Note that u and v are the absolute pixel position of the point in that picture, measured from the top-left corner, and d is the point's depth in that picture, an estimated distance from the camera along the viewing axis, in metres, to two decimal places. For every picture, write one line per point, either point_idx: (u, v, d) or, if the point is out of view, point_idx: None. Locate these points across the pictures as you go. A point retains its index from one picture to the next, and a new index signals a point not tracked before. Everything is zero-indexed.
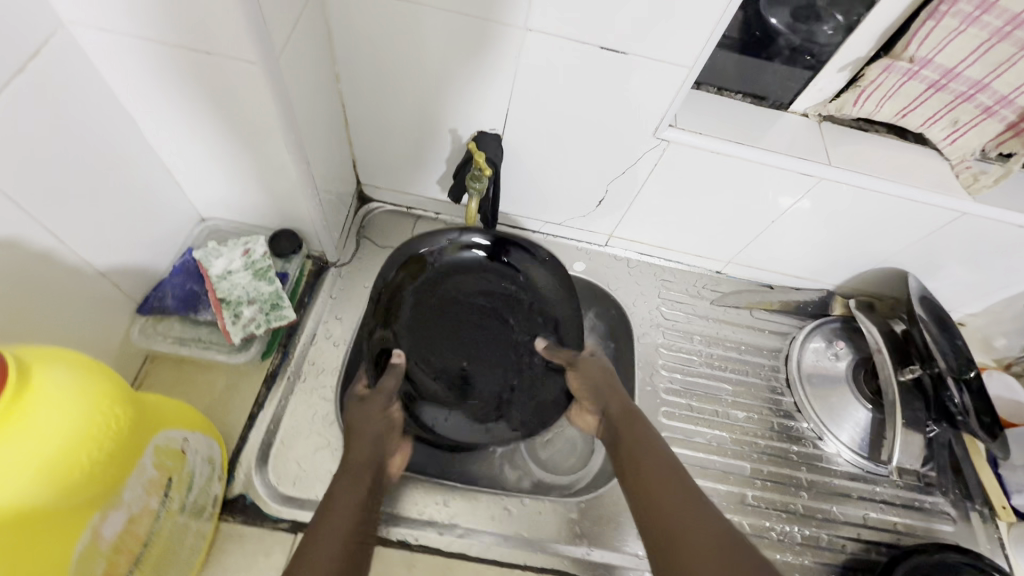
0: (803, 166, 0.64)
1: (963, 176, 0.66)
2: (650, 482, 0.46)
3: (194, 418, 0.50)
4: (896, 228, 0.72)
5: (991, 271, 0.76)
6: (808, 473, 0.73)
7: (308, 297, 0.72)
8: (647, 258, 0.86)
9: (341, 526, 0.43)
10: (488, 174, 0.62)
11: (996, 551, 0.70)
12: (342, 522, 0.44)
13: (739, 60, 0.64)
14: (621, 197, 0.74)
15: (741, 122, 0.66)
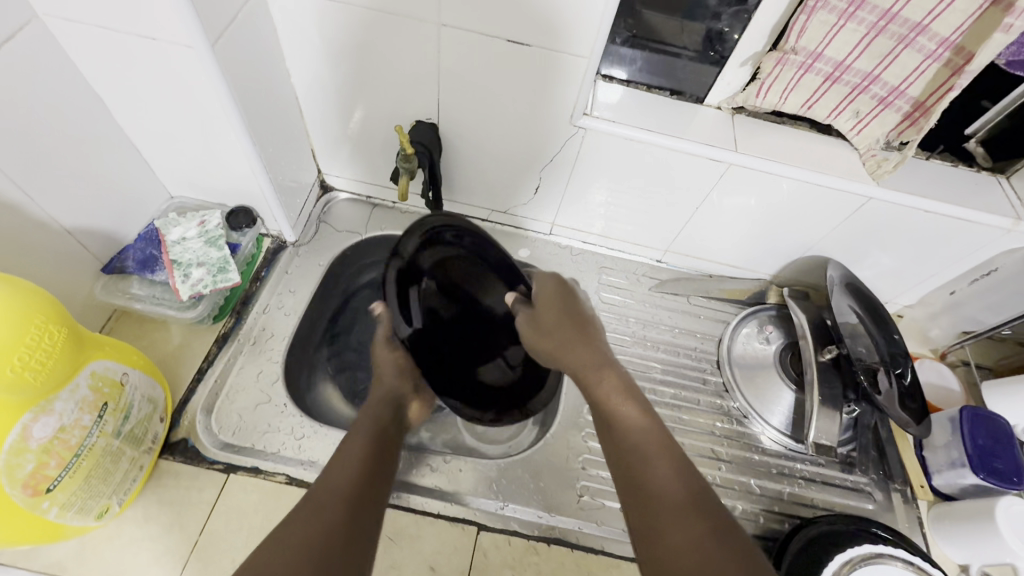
0: (712, 152, 0.69)
1: (868, 164, 0.71)
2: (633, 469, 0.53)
3: (138, 360, 0.56)
4: (813, 215, 0.76)
5: (913, 260, 0.79)
6: (729, 448, 0.76)
7: (264, 272, 0.79)
8: (590, 247, 0.91)
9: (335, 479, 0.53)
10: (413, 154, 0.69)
11: (914, 529, 0.71)
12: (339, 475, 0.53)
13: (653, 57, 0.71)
14: (554, 184, 0.80)
15: (656, 113, 0.72)
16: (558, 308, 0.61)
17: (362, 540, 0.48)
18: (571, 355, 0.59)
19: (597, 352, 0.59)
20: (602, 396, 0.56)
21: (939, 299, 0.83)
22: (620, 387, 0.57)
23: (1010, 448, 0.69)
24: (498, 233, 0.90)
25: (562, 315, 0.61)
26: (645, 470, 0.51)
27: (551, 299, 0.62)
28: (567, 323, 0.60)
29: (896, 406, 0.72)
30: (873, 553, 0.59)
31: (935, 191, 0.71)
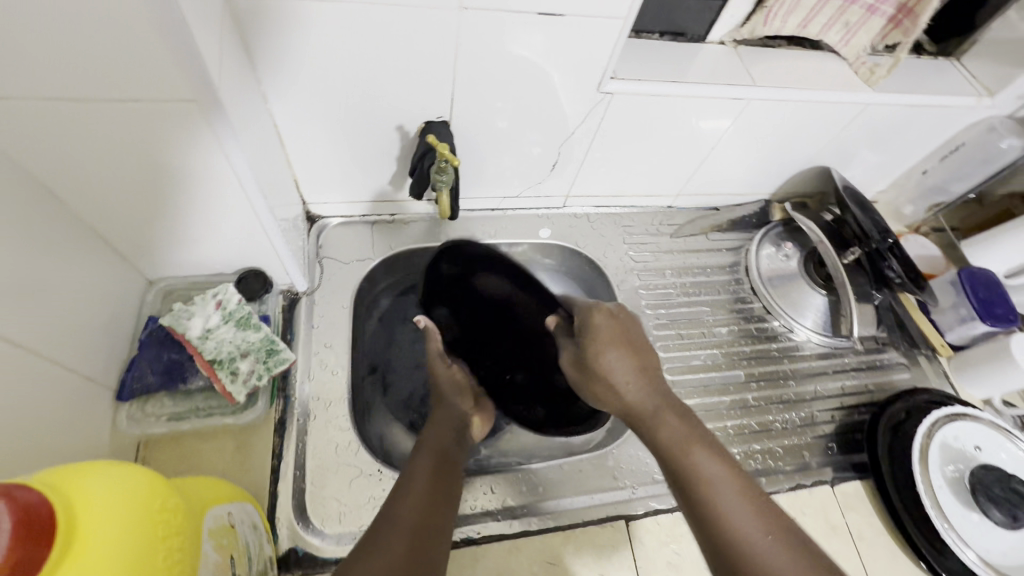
0: (734, 91, 0.69)
1: (861, 72, 0.74)
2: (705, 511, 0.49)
3: (227, 491, 0.47)
4: (815, 131, 0.80)
5: (893, 151, 0.87)
6: (789, 364, 0.82)
7: (289, 334, 0.68)
8: (604, 209, 0.89)
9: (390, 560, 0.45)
10: (454, 164, 0.60)
11: (944, 383, 0.83)
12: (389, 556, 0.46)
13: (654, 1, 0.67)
14: (573, 157, 0.75)
15: (671, 62, 0.69)
16: (614, 343, 0.58)
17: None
18: (629, 395, 0.57)
19: (654, 388, 0.57)
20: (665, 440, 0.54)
21: (912, 180, 0.93)
22: (684, 425, 0.55)
23: (1002, 293, 0.80)
24: (514, 220, 0.84)
25: (615, 352, 0.58)
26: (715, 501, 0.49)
27: (603, 338, 0.58)
28: (620, 361, 0.57)
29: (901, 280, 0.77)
30: (939, 419, 0.70)
31: (915, 85, 0.77)
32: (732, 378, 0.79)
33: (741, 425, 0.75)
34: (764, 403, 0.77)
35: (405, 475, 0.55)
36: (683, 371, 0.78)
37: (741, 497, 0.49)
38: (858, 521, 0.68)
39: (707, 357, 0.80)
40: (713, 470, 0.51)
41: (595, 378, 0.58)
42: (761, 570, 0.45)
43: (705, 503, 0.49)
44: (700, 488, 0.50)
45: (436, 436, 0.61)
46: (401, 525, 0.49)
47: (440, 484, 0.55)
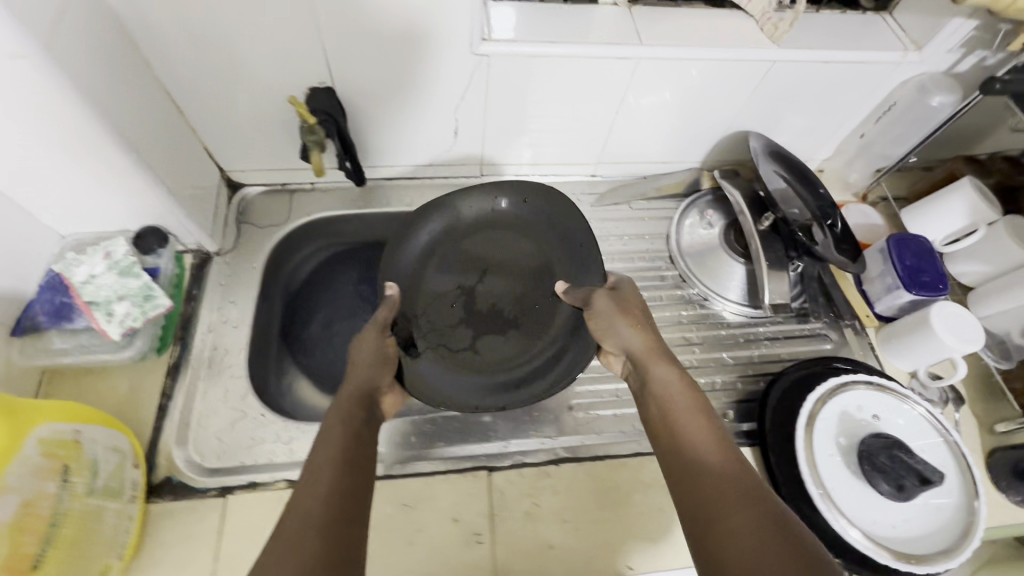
0: (618, 51, 0.68)
1: (765, 29, 0.71)
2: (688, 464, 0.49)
3: (90, 412, 0.53)
4: (726, 92, 0.77)
5: (822, 113, 0.83)
6: (699, 331, 0.80)
7: (195, 289, 0.74)
8: (524, 178, 0.90)
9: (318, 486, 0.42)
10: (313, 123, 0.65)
11: (868, 355, 0.79)
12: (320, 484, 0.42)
13: None
14: (473, 124, 0.77)
15: (556, 23, 0.69)
16: (630, 303, 0.64)
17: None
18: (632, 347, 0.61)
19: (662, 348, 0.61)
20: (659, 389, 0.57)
21: (852, 144, 0.88)
22: (679, 377, 0.58)
23: (931, 260, 0.76)
24: (429, 188, 0.87)
25: (624, 309, 0.64)
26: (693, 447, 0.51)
27: (623, 297, 0.65)
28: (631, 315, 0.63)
29: (831, 252, 0.76)
30: (835, 386, 0.68)
31: (832, 41, 0.73)
32: None
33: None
34: None
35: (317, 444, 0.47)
36: None
37: (719, 447, 0.50)
38: None
39: None
40: (700, 444, 0.50)
41: (603, 334, 0.64)
42: (739, 511, 0.43)
43: (687, 449, 0.51)
44: (685, 438, 0.52)
45: (352, 406, 0.53)
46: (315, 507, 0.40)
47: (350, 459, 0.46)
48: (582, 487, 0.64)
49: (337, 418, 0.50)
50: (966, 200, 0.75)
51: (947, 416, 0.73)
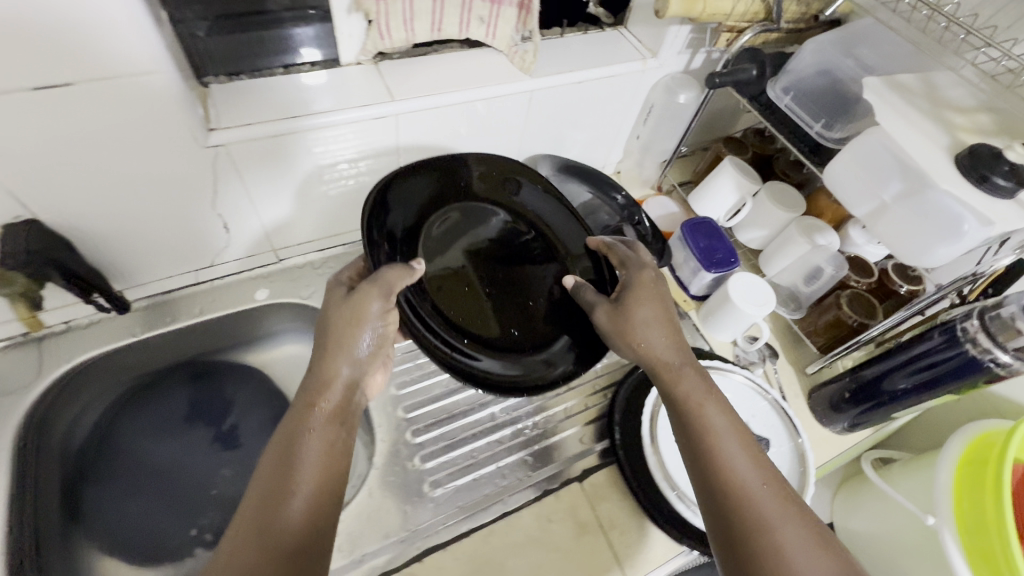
0: (370, 111, 0.65)
1: (516, 62, 0.73)
2: (723, 473, 0.51)
3: None
4: (501, 125, 0.78)
5: (599, 124, 0.87)
6: None
7: None
8: (331, 251, 0.83)
9: (283, 518, 0.42)
10: None
11: (696, 336, 0.84)
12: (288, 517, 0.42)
13: (237, 40, 0.63)
14: (243, 214, 0.69)
15: (299, 94, 0.64)
16: (649, 301, 0.63)
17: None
18: (657, 353, 0.59)
19: (683, 352, 0.60)
20: (683, 396, 0.56)
21: (634, 146, 0.94)
22: (703, 384, 0.57)
23: (720, 237, 0.83)
24: (220, 290, 0.77)
25: (651, 311, 0.62)
26: (725, 458, 0.52)
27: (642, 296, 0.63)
28: (653, 319, 0.61)
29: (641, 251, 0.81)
30: (672, 377, 0.71)
31: (580, 62, 0.77)
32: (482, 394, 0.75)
33: (485, 429, 0.71)
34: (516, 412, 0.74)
35: (250, 501, 0.44)
36: (427, 404, 0.73)
37: (751, 459, 0.52)
38: (609, 510, 0.65)
39: (452, 379, 0.76)
40: (736, 449, 0.52)
41: (626, 333, 0.61)
42: (767, 526, 0.47)
43: (714, 457, 0.52)
44: (714, 452, 0.52)
45: (319, 434, 0.48)
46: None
47: (270, 527, 0.42)
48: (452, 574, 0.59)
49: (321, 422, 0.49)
50: (730, 179, 0.84)
51: (768, 374, 0.80)
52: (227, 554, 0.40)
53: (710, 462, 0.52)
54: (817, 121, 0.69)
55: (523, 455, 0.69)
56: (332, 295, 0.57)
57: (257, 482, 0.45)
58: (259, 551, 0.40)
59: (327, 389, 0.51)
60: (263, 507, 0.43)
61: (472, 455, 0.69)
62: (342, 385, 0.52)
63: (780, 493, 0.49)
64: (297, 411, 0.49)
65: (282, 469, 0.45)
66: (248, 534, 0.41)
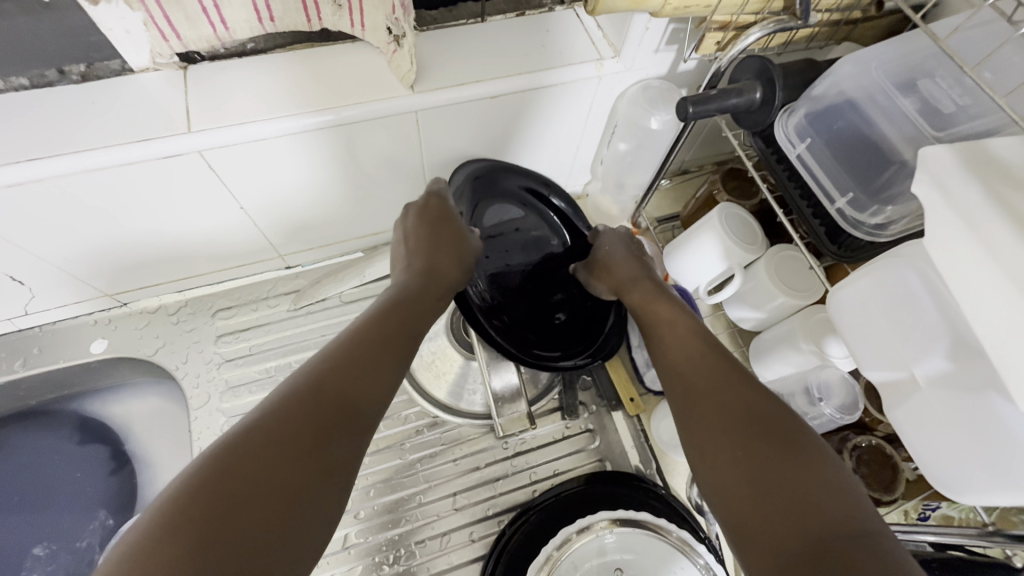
0: (153, 148, 0.46)
1: (393, 66, 0.50)
2: (675, 348, 0.44)
3: None
4: (385, 152, 0.56)
5: (543, 142, 0.63)
6: (426, 467, 0.61)
7: None
8: (191, 292, 0.68)
9: (320, 372, 0.38)
10: None
11: (642, 450, 0.62)
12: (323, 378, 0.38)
13: None
14: (33, 263, 0.54)
15: (60, 119, 0.46)
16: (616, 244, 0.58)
17: (280, 492, 0.31)
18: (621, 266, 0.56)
19: (641, 273, 0.54)
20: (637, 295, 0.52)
21: (599, 170, 0.69)
22: (654, 288, 0.52)
23: None
24: (51, 337, 0.64)
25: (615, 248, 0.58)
26: (671, 334, 0.46)
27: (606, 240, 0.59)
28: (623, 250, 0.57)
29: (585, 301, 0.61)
30: (579, 532, 0.52)
31: (494, 65, 0.53)
32: None
33: (332, 557, 0.57)
34: (376, 536, 0.58)
35: (345, 344, 0.41)
36: None
37: (697, 337, 0.45)
38: None
39: None
40: (685, 326, 0.46)
41: (600, 267, 0.57)
42: (718, 384, 0.39)
43: (664, 335, 0.47)
44: (660, 336, 0.47)
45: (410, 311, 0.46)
46: (270, 431, 0.33)
47: (352, 367, 0.39)
48: None
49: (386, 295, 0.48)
50: (716, 240, 0.58)
51: None
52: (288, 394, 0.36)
53: (662, 343, 0.46)
54: (843, 194, 0.43)
55: None
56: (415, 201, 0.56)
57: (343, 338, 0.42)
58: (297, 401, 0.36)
59: (443, 266, 0.51)
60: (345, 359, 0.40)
61: None
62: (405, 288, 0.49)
63: (728, 374, 0.40)
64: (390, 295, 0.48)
65: (380, 322, 0.43)
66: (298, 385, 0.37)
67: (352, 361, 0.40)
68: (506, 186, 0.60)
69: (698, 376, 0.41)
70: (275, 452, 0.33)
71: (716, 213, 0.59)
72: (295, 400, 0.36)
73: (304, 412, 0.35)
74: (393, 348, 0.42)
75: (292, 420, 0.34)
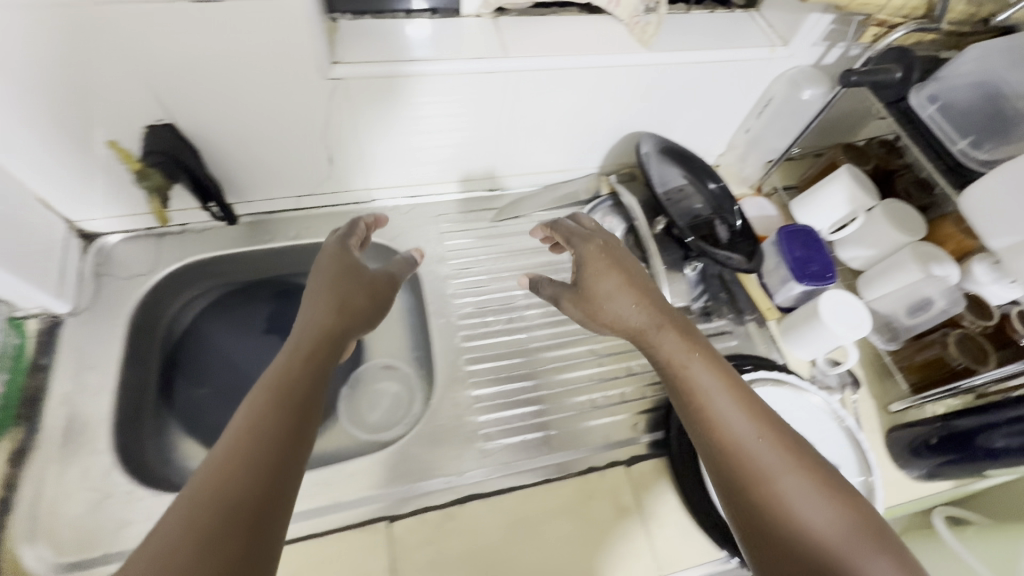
0: (482, 65, 0.65)
1: (635, 33, 0.71)
2: (706, 404, 0.50)
3: None
4: (608, 96, 0.76)
5: (711, 108, 0.83)
6: (605, 343, 0.78)
7: (46, 358, 0.66)
8: (419, 199, 0.86)
9: (238, 450, 0.39)
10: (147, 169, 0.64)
11: (770, 348, 0.80)
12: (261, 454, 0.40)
13: None
14: (347, 149, 0.73)
15: (418, 40, 0.66)
16: (608, 270, 0.60)
17: (266, 526, 0.37)
18: (631, 317, 0.57)
19: (660, 312, 0.57)
20: (666, 352, 0.54)
21: (740, 140, 0.90)
22: (683, 337, 0.55)
23: (818, 249, 0.78)
24: (315, 219, 0.82)
25: (613, 280, 0.59)
26: (708, 398, 0.50)
27: (596, 266, 0.60)
28: (617, 283, 0.59)
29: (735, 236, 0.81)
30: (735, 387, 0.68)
31: (701, 42, 0.73)
32: (541, 362, 0.75)
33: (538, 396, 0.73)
34: (571, 386, 0.74)
35: (244, 419, 0.42)
36: (489, 359, 0.75)
37: (742, 408, 0.49)
38: (652, 501, 0.65)
39: (515, 342, 0.77)
40: (716, 385, 0.51)
41: (594, 309, 0.59)
42: (757, 458, 0.46)
43: (694, 400, 0.50)
44: (703, 401, 0.50)
45: (299, 378, 0.46)
46: (231, 486, 0.37)
47: (304, 404, 0.44)
48: (485, 526, 0.62)
49: (290, 355, 0.49)
50: (846, 189, 0.77)
51: (845, 402, 0.75)
52: (220, 468, 0.38)
53: (693, 403, 0.51)
54: (964, 139, 0.63)
55: (573, 429, 0.70)
56: (349, 226, 0.67)
57: (243, 412, 0.42)
58: (258, 447, 0.40)
59: (336, 326, 0.54)
60: (264, 428, 0.41)
61: (523, 419, 0.70)
62: (319, 334, 0.52)
63: (772, 454, 0.46)
64: (289, 359, 0.48)
65: (283, 388, 0.45)
66: (268, 424, 0.42)
67: (253, 435, 0.40)
68: (680, 156, 0.85)
69: (744, 443, 0.47)
70: (257, 500, 0.37)
71: (844, 170, 0.78)
72: (204, 492, 0.36)
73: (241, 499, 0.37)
74: (306, 423, 0.44)
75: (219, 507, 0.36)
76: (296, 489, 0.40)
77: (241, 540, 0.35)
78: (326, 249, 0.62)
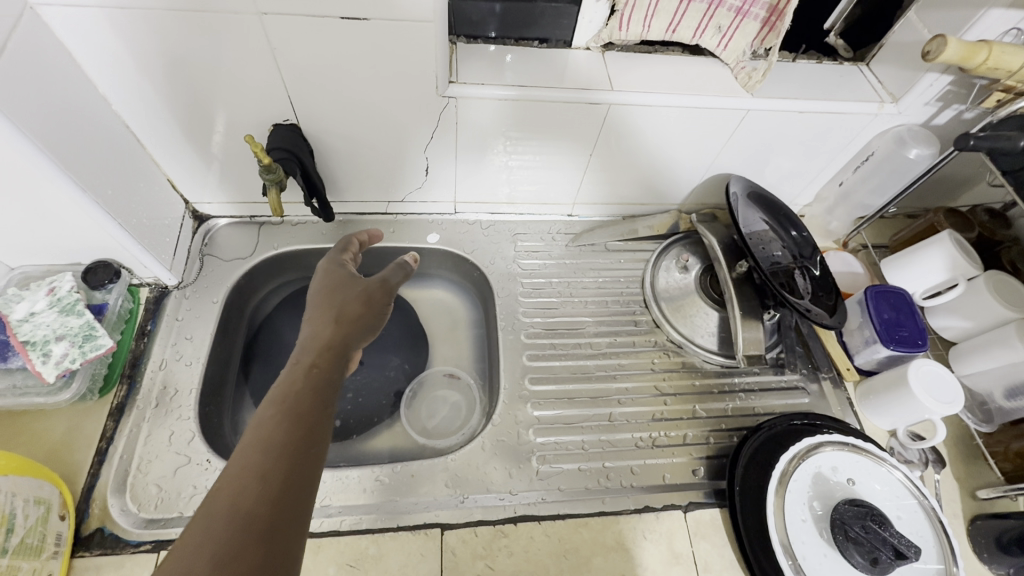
0: (587, 95, 0.67)
1: (740, 78, 0.71)
2: None
3: (21, 464, 0.53)
4: (703, 137, 0.76)
5: (806, 158, 0.81)
6: (671, 382, 0.77)
7: (150, 324, 0.71)
8: (499, 216, 0.89)
9: (243, 471, 0.37)
10: (269, 164, 0.64)
11: (846, 410, 0.76)
12: (240, 481, 0.37)
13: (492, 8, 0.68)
14: (443, 161, 0.76)
15: (527, 67, 0.69)
16: None
17: (276, 550, 0.35)
18: None
19: None
20: None
21: (831, 192, 0.88)
22: None
23: (912, 316, 0.74)
24: (400, 224, 0.86)
25: None
26: None
27: None
28: None
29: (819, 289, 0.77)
30: (810, 447, 0.65)
31: (807, 91, 0.72)
32: (604, 392, 0.75)
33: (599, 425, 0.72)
34: (633, 420, 0.73)
35: (251, 438, 0.40)
36: (553, 381, 0.75)
37: None
38: (707, 551, 0.63)
39: (581, 368, 0.77)
40: None
41: None
42: None
43: None
44: None
45: (298, 397, 0.43)
46: (248, 505, 0.36)
47: (309, 417, 0.42)
48: (537, 549, 0.61)
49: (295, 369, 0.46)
50: (945, 256, 0.75)
51: (926, 479, 0.70)
52: (228, 489, 0.36)
53: None
54: None
55: (631, 465, 0.69)
56: (343, 244, 0.64)
57: (256, 426, 0.40)
58: (264, 458, 0.38)
59: (337, 336, 0.50)
60: (270, 449, 0.39)
61: (582, 447, 0.70)
62: (322, 346, 0.49)
63: None
64: (286, 373, 0.46)
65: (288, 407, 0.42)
66: (251, 449, 0.39)
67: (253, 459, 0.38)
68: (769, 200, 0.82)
69: None
70: (264, 520, 0.35)
71: (946, 236, 0.75)
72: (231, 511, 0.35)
73: (240, 527, 0.35)
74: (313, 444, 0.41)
75: (232, 529, 0.34)
76: (312, 493, 0.39)
77: (253, 555, 0.34)
78: (328, 261, 0.60)
